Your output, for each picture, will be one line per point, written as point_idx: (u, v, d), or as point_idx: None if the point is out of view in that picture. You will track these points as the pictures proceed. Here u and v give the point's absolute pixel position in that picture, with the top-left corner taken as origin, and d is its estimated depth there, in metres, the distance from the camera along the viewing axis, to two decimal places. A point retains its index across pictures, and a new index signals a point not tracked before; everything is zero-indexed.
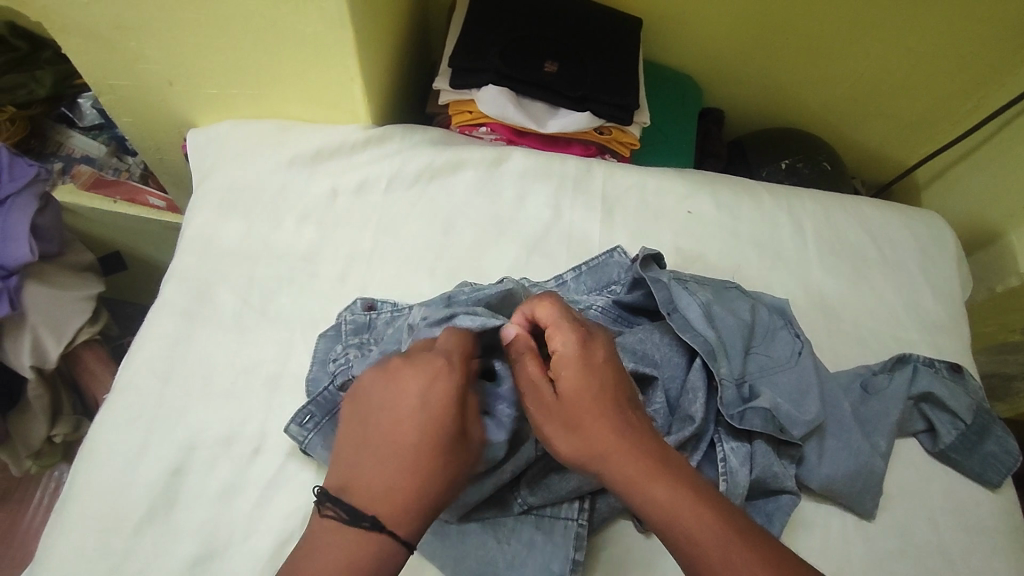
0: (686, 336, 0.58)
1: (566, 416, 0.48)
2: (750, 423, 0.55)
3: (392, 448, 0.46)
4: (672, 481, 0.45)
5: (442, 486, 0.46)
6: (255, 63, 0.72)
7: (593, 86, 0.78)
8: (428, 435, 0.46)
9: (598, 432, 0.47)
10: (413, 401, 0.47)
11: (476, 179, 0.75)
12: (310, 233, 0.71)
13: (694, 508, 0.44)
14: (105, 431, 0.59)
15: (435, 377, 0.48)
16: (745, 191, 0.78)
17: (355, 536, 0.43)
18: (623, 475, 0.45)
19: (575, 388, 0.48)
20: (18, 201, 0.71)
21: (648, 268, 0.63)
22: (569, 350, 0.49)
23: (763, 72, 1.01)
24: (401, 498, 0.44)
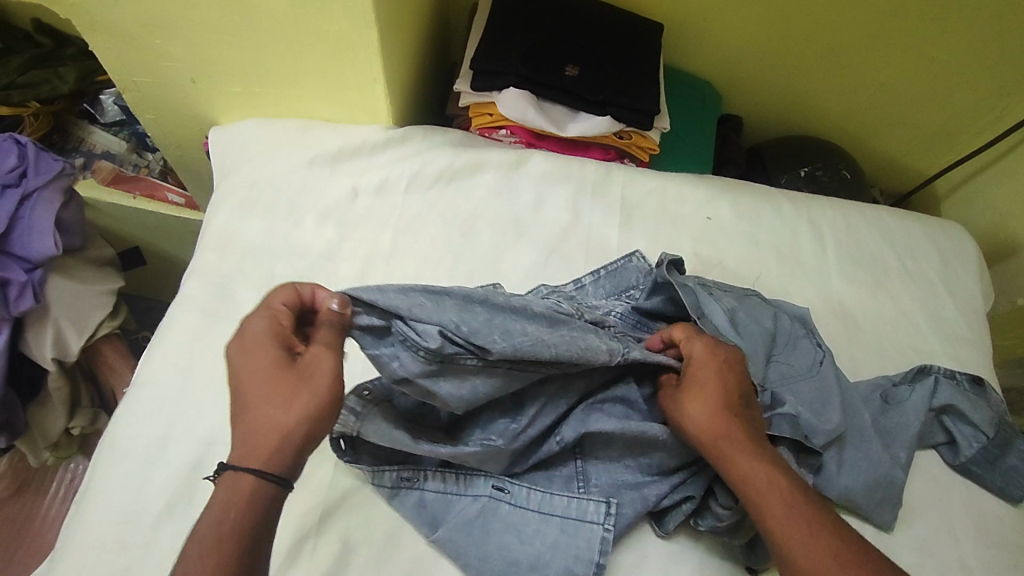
0: (712, 342, 0.58)
1: (692, 412, 0.53)
2: (780, 429, 0.55)
3: (239, 406, 0.46)
4: (778, 483, 0.50)
5: (279, 413, 0.45)
6: (278, 63, 0.72)
7: (614, 91, 0.78)
8: (250, 380, 0.46)
9: (708, 411, 0.53)
10: (246, 357, 0.47)
11: (496, 181, 0.76)
12: (330, 232, 0.71)
13: (789, 508, 0.49)
14: (126, 424, 0.60)
15: (250, 329, 0.48)
16: (765, 198, 0.78)
17: (223, 493, 0.44)
18: (732, 466, 0.51)
19: (705, 389, 0.54)
20: (42, 195, 0.72)
21: (672, 274, 0.62)
22: (708, 358, 0.55)
23: (783, 79, 1.01)
24: (254, 442, 0.45)
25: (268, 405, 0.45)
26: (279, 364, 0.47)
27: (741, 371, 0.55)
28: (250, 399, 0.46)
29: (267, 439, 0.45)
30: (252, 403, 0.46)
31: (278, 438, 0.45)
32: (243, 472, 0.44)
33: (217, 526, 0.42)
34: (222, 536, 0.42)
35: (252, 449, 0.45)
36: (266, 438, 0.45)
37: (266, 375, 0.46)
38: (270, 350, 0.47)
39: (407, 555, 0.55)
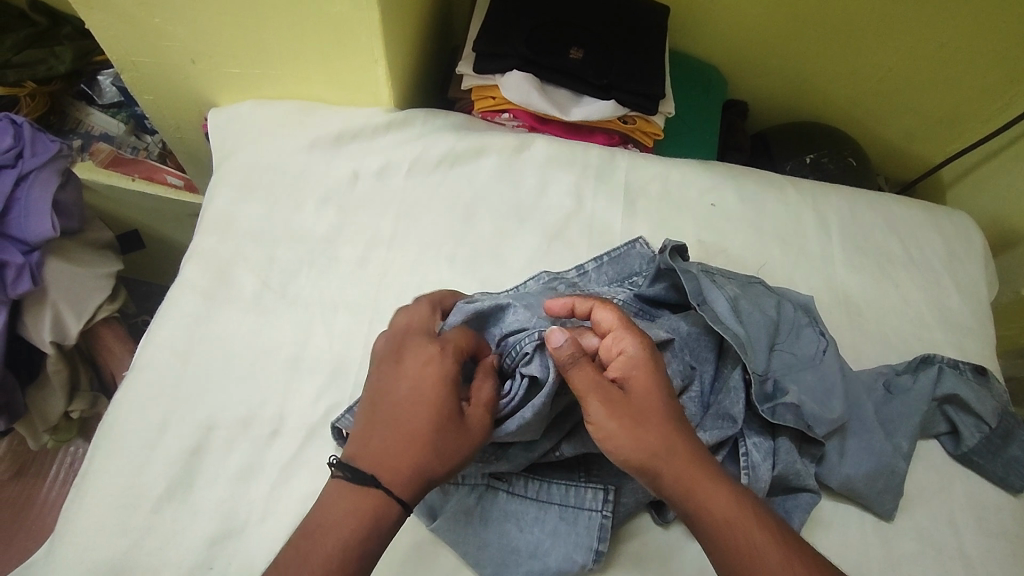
0: (717, 328, 0.57)
1: (631, 418, 0.48)
2: (785, 418, 0.55)
3: (389, 424, 0.49)
4: (726, 484, 0.48)
5: (423, 451, 0.47)
6: (279, 43, 0.71)
7: (619, 75, 0.77)
8: (402, 399, 0.49)
9: (657, 431, 0.48)
10: (423, 386, 0.50)
11: (499, 166, 0.75)
12: (330, 216, 0.71)
13: (735, 511, 0.46)
14: (125, 407, 0.60)
15: (414, 351, 0.52)
16: (770, 184, 0.77)
17: (351, 490, 0.46)
18: (686, 474, 0.47)
19: (643, 395, 0.50)
20: (38, 176, 0.71)
21: (675, 261, 0.62)
22: (640, 356, 0.51)
23: (790, 65, 1.00)
24: (394, 464, 0.47)
25: (426, 437, 0.48)
26: (442, 398, 0.49)
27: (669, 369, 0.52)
28: (409, 427, 0.48)
29: (408, 468, 0.47)
30: (404, 428, 0.48)
31: (413, 470, 0.47)
32: (377, 488, 0.46)
33: (342, 532, 0.45)
34: (344, 541, 0.44)
35: (393, 470, 0.47)
36: (415, 473, 0.47)
37: (430, 407, 0.49)
38: (431, 376, 0.50)
39: (406, 542, 0.55)
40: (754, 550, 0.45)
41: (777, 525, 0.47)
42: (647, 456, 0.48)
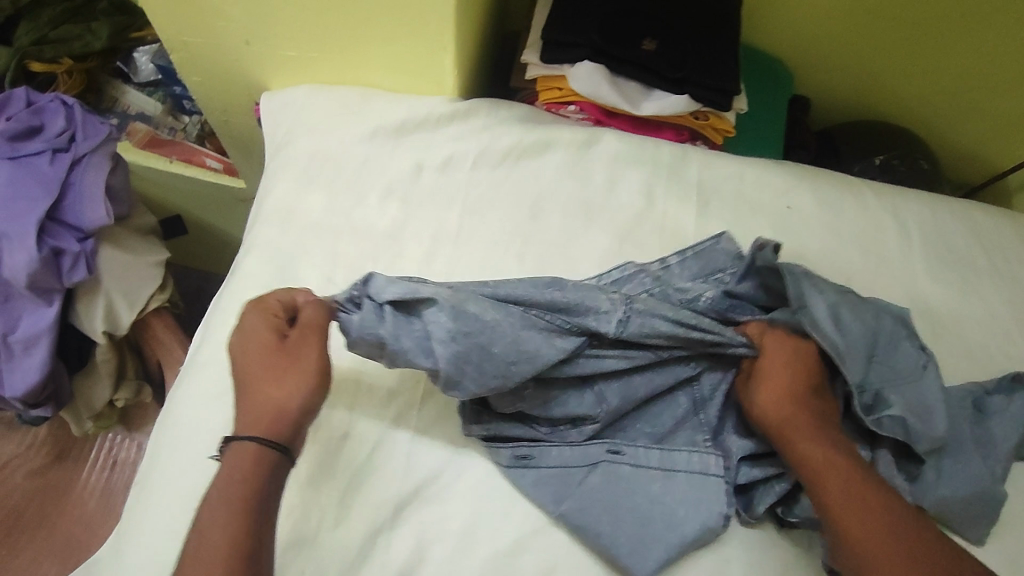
0: (817, 337, 0.56)
1: (764, 406, 0.55)
2: (892, 430, 0.55)
3: (244, 382, 0.52)
4: (857, 473, 0.52)
5: (270, 390, 0.51)
6: (341, 25, 0.67)
7: (695, 68, 0.73)
8: (246, 355, 0.53)
9: (794, 417, 0.54)
10: (250, 333, 0.53)
11: (566, 161, 0.72)
12: (394, 210, 0.68)
13: (851, 493, 0.51)
14: (194, 407, 0.60)
15: (248, 313, 0.55)
16: (848, 187, 0.74)
17: (236, 451, 0.49)
18: (810, 457, 0.53)
19: (786, 386, 0.56)
20: (92, 159, 0.68)
21: (772, 258, 0.61)
22: (791, 356, 0.57)
23: (859, 57, 0.95)
24: (256, 416, 0.50)
25: (258, 375, 0.51)
26: (268, 340, 0.52)
27: (820, 369, 0.57)
28: (247, 372, 0.52)
29: (265, 414, 0.50)
30: (251, 380, 0.52)
31: (270, 411, 0.50)
32: (242, 439, 0.49)
33: (236, 489, 0.47)
34: (232, 495, 0.47)
35: (246, 415, 0.50)
36: (267, 409, 0.50)
37: (263, 352, 0.52)
38: (260, 330, 0.53)
39: (482, 554, 0.55)
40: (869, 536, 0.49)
41: (898, 517, 0.50)
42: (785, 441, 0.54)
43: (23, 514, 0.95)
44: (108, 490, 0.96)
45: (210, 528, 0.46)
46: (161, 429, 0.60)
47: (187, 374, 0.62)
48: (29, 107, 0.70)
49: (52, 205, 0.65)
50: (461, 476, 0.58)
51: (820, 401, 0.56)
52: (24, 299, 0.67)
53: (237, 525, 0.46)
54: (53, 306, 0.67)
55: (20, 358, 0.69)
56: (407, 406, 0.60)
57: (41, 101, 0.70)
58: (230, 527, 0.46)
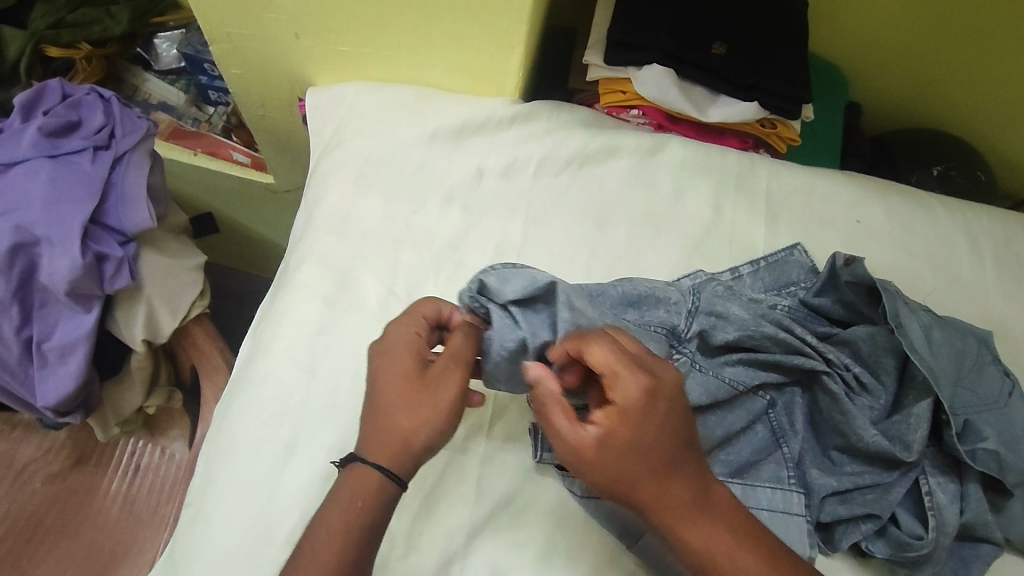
0: (915, 360, 0.54)
1: (627, 475, 0.44)
2: (986, 465, 0.53)
3: (377, 404, 0.49)
4: (713, 519, 0.45)
5: (401, 416, 0.48)
6: (402, 20, 0.64)
7: (766, 74, 0.70)
8: (383, 376, 0.50)
9: (654, 486, 0.44)
10: (391, 348, 0.51)
11: (631, 169, 0.69)
12: (455, 217, 0.65)
13: (734, 543, 0.45)
14: (251, 425, 0.57)
15: (391, 331, 0.53)
16: (917, 201, 0.72)
17: (358, 479, 0.47)
18: (680, 530, 0.44)
19: (628, 442, 0.44)
20: (132, 158, 0.65)
21: (859, 274, 0.58)
22: (633, 401, 0.44)
23: (915, 63, 0.93)
24: (381, 441, 0.48)
25: (391, 396, 0.49)
26: (405, 361, 0.50)
27: (678, 406, 0.45)
28: (379, 390, 0.50)
29: (391, 441, 0.48)
30: (383, 401, 0.49)
31: (398, 437, 0.48)
32: (367, 463, 0.47)
33: (348, 517, 0.46)
34: (345, 522, 0.46)
35: (372, 435, 0.49)
36: (392, 435, 0.48)
37: (403, 373, 0.50)
38: (403, 351, 0.51)
39: None
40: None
41: (775, 566, 0.45)
42: (625, 495, 0.44)
43: (42, 519, 0.89)
44: (131, 496, 0.91)
45: (317, 555, 0.45)
46: (215, 448, 0.57)
47: (240, 390, 0.59)
48: (66, 101, 0.66)
49: (95, 208, 0.62)
50: (533, 502, 0.55)
51: (687, 441, 0.45)
52: (61, 306, 0.63)
53: (345, 555, 0.45)
54: (92, 313, 0.63)
55: (53, 367, 0.64)
56: (477, 425, 0.58)
57: (78, 94, 0.67)
58: (338, 557, 0.45)
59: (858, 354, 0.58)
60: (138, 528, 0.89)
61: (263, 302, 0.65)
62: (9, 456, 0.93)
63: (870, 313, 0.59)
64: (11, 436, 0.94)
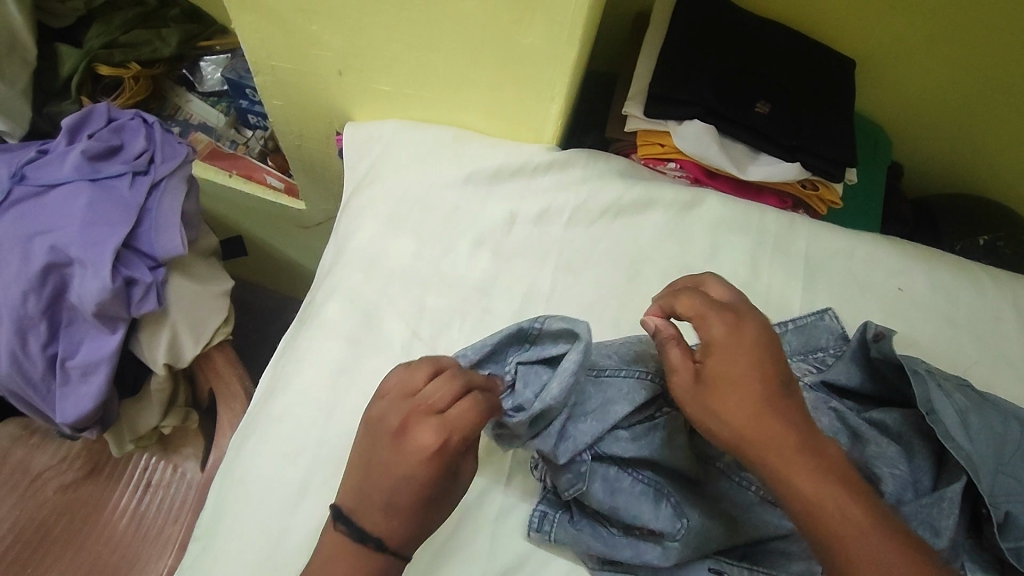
0: (950, 448, 0.51)
1: (716, 402, 0.45)
2: None
3: (385, 504, 0.46)
4: (823, 469, 0.43)
5: (415, 519, 0.46)
6: (446, 65, 0.64)
7: (810, 135, 0.69)
8: (394, 481, 0.46)
9: (741, 412, 0.45)
10: (405, 450, 0.46)
11: (667, 222, 0.67)
12: (484, 262, 0.64)
13: (842, 498, 0.42)
14: (262, 461, 0.55)
15: (411, 429, 0.46)
16: (965, 272, 0.69)
17: (359, 559, 0.46)
18: (769, 464, 0.43)
19: (722, 375, 0.46)
20: (169, 184, 0.66)
21: (880, 350, 0.56)
22: (719, 335, 0.47)
23: (960, 130, 0.91)
24: (389, 533, 0.46)
25: (391, 486, 0.46)
26: (430, 472, 0.46)
27: (767, 338, 0.47)
28: (388, 488, 0.46)
29: (401, 535, 0.46)
30: (396, 505, 0.46)
31: (407, 535, 0.46)
32: (382, 552, 0.46)
33: None
34: None
35: (371, 510, 0.46)
36: (398, 531, 0.46)
37: (426, 483, 0.46)
38: (424, 462, 0.45)
39: None
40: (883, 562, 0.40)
41: (882, 531, 0.41)
42: (731, 438, 0.45)
43: (49, 530, 0.87)
44: (139, 512, 0.90)
45: None
46: (228, 482, 0.56)
47: (255, 424, 0.58)
48: (110, 125, 0.68)
49: (129, 232, 0.62)
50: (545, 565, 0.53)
51: (777, 381, 0.46)
52: (88, 325, 0.63)
53: None
54: (116, 335, 0.63)
55: (75, 385, 0.64)
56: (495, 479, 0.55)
57: (122, 118, 0.68)
58: None
59: (886, 432, 0.55)
60: (142, 546, 0.88)
61: (284, 336, 0.64)
62: (23, 464, 0.91)
63: (905, 395, 0.57)
64: (28, 442, 0.93)
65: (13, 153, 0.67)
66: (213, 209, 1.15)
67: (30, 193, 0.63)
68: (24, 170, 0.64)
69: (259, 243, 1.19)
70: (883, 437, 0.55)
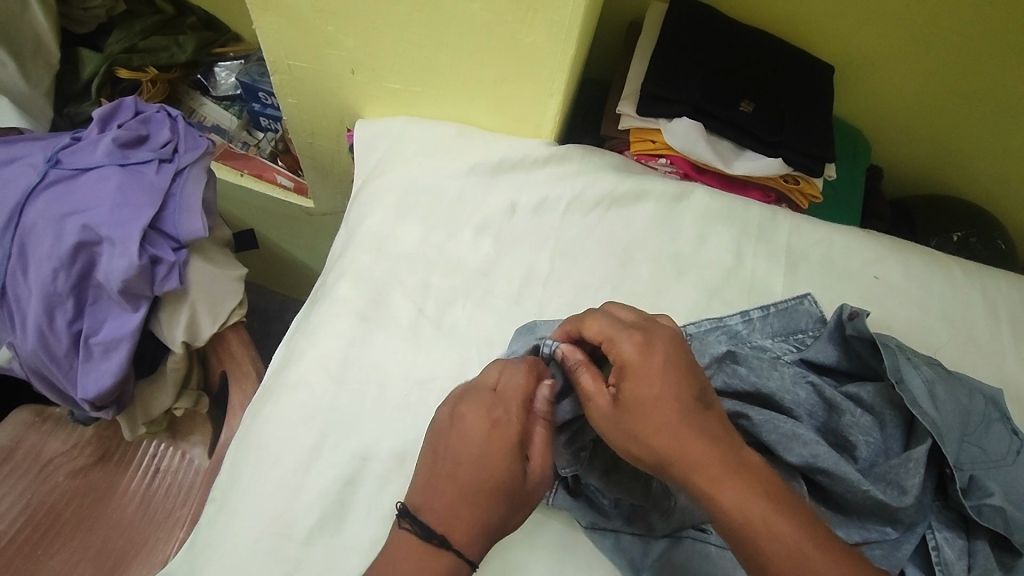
0: (917, 413, 0.54)
1: (632, 422, 0.48)
2: (993, 522, 0.52)
3: (455, 485, 0.48)
4: (745, 479, 0.44)
5: (484, 503, 0.48)
6: (453, 64, 0.69)
7: (791, 133, 0.74)
8: (465, 458, 0.49)
9: (657, 432, 0.47)
10: (471, 429, 0.50)
11: (658, 212, 0.72)
12: (487, 246, 0.69)
13: (766, 509, 0.43)
14: (276, 428, 0.59)
15: (478, 410, 0.51)
16: (936, 261, 0.74)
17: (423, 546, 0.46)
18: (690, 476, 0.45)
19: (639, 396, 0.48)
20: (192, 172, 0.71)
21: (854, 329, 0.60)
22: (630, 357, 0.50)
23: (934, 135, 0.97)
24: (455, 517, 0.47)
25: (463, 464, 0.49)
26: (502, 449, 0.49)
27: (674, 355, 0.50)
28: (459, 469, 0.49)
29: (464, 522, 0.47)
30: (467, 489, 0.48)
31: (475, 526, 0.47)
32: (447, 548, 0.46)
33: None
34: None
35: (439, 497, 0.48)
36: (465, 517, 0.47)
37: (497, 460, 0.49)
38: (495, 438, 0.50)
39: None
40: (792, 548, 0.41)
41: (810, 538, 0.41)
42: (653, 454, 0.47)
43: (60, 514, 0.89)
44: (148, 497, 0.93)
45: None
46: (244, 446, 0.59)
47: (270, 395, 0.61)
48: (138, 117, 0.73)
49: (155, 214, 0.67)
50: (542, 526, 0.57)
51: (691, 399, 0.48)
52: (113, 303, 0.67)
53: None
54: (139, 312, 0.67)
55: (97, 361, 0.67)
56: None
57: (149, 111, 0.73)
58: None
59: (861, 404, 0.59)
60: (150, 529, 0.90)
61: (297, 315, 0.68)
62: (35, 450, 0.94)
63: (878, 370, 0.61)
64: (41, 429, 0.96)
65: (48, 140, 0.72)
66: (224, 208, 1.19)
67: (64, 176, 0.68)
68: (59, 155, 0.69)
69: (267, 242, 1.23)
70: (857, 407, 0.58)
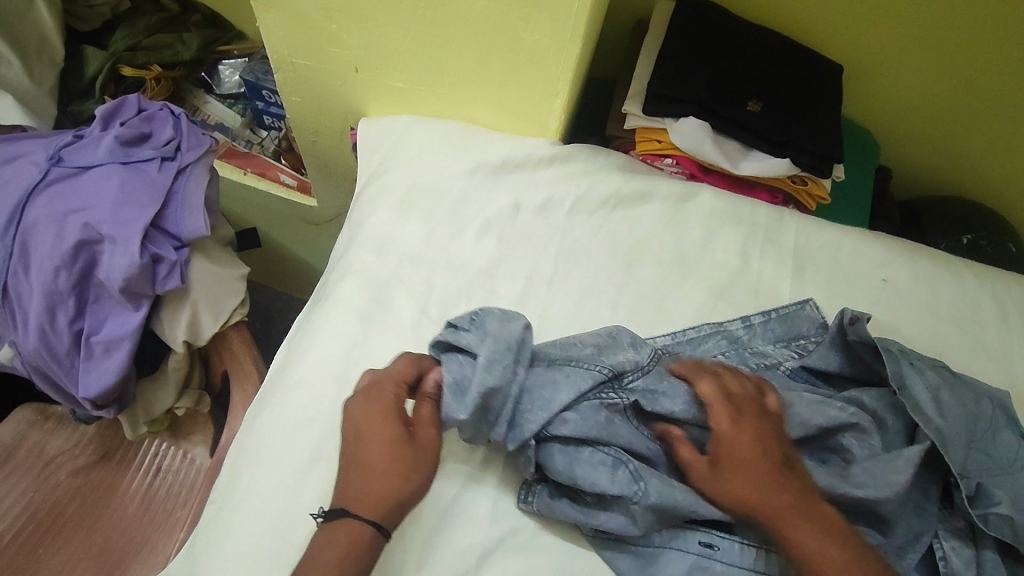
0: (916, 418, 0.54)
1: (727, 481, 0.50)
2: (1001, 531, 0.51)
3: (355, 465, 0.49)
4: (815, 528, 0.47)
5: (381, 475, 0.48)
6: (456, 62, 0.69)
7: (799, 133, 0.73)
8: (356, 436, 0.51)
9: (743, 489, 0.49)
10: (361, 411, 0.52)
11: (663, 213, 0.71)
12: (490, 246, 0.68)
13: (839, 556, 0.46)
14: (276, 429, 0.58)
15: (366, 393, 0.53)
16: (946, 264, 0.73)
17: (331, 528, 0.47)
18: (769, 524, 0.48)
19: (736, 460, 0.50)
20: (193, 171, 0.70)
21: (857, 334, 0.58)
22: (725, 427, 0.51)
23: (943, 135, 0.96)
24: (363, 493, 0.48)
25: (358, 444, 0.50)
26: (388, 424, 0.50)
27: (768, 424, 0.52)
28: (354, 448, 0.50)
29: (369, 495, 0.48)
30: (359, 463, 0.49)
31: (383, 497, 0.48)
32: (351, 518, 0.47)
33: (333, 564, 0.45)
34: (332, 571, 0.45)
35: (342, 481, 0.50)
36: (366, 490, 0.48)
37: (383, 434, 0.50)
38: (377, 415, 0.51)
39: None
40: None
41: None
42: (744, 506, 0.49)
43: (61, 512, 0.89)
44: (149, 496, 0.92)
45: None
46: (243, 448, 0.58)
47: (270, 396, 0.61)
48: (141, 115, 0.73)
49: (157, 212, 0.66)
50: (543, 531, 0.56)
51: (778, 458, 0.50)
52: (114, 301, 0.67)
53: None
54: (140, 311, 0.66)
55: (98, 360, 0.67)
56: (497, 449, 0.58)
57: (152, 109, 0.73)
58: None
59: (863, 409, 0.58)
60: (150, 529, 0.89)
61: (299, 315, 0.67)
62: (38, 448, 0.94)
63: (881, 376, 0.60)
64: (43, 427, 0.96)
65: (51, 138, 0.72)
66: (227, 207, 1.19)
67: (66, 174, 0.67)
68: (61, 153, 0.69)
69: (270, 241, 1.22)
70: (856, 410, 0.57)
